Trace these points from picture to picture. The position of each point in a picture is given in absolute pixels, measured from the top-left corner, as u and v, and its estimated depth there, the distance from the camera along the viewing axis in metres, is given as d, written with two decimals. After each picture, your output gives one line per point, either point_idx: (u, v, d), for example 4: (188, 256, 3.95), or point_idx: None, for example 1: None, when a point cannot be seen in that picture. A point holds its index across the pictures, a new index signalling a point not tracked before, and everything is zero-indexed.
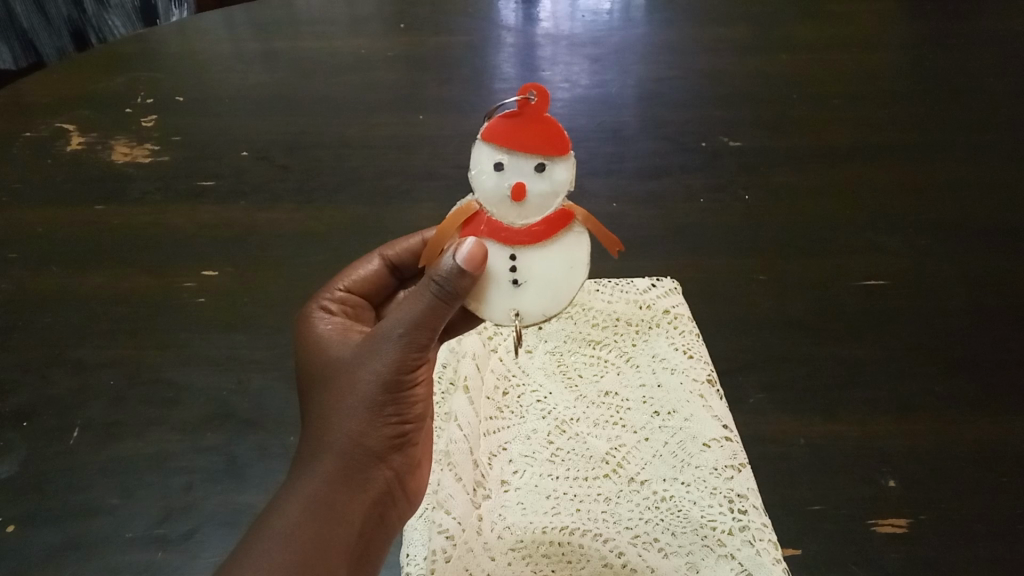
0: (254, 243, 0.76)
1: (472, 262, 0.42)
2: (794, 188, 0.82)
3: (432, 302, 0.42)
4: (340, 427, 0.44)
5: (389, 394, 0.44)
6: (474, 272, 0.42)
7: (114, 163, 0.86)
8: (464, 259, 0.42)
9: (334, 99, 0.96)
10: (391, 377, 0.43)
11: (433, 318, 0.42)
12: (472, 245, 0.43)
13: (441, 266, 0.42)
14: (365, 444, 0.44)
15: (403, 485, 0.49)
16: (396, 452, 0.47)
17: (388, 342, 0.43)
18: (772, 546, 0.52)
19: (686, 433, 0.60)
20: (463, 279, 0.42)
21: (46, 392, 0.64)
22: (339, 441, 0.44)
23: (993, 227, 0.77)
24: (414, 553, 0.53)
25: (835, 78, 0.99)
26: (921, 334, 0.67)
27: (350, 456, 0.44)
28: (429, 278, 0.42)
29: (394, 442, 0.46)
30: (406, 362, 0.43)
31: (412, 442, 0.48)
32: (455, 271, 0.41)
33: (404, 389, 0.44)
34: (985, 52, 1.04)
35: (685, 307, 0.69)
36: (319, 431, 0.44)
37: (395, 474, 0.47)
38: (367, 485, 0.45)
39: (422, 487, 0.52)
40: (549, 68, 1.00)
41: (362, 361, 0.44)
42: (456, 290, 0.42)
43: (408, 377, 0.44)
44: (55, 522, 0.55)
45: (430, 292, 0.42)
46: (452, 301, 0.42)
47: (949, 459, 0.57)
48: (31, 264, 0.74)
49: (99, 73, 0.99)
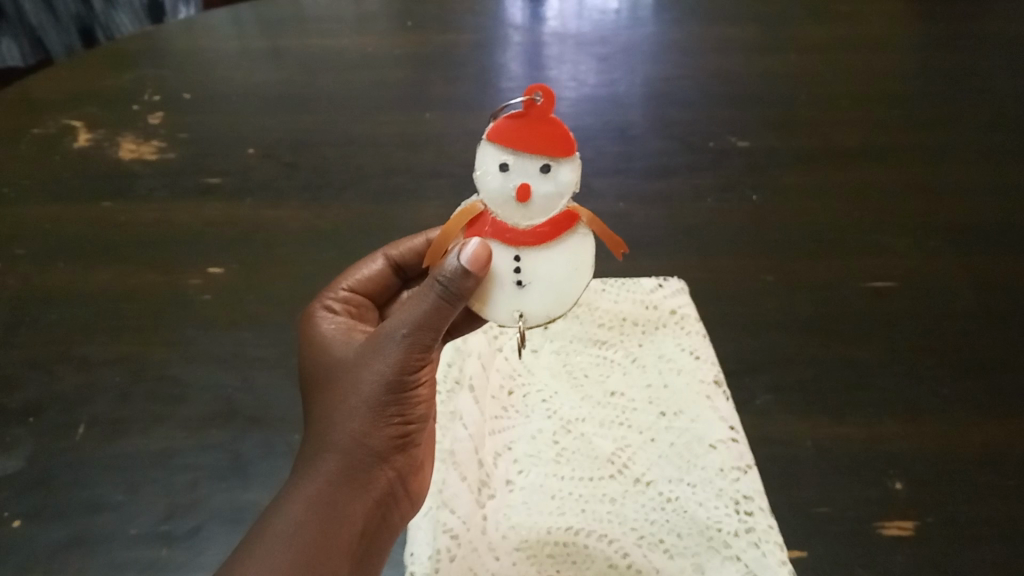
0: (259, 241, 0.76)
1: (476, 262, 0.42)
2: (802, 190, 0.82)
3: (436, 303, 0.41)
4: (343, 428, 0.43)
5: (392, 395, 0.43)
6: (479, 273, 0.42)
7: (121, 160, 0.86)
8: (468, 259, 0.42)
9: (341, 97, 0.96)
10: (393, 379, 0.43)
11: (437, 317, 0.42)
12: (476, 245, 0.43)
13: (445, 266, 0.42)
14: (367, 445, 0.44)
15: (404, 486, 0.48)
16: (399, 453, 0.46)
17: (391, 342, 0.43)
18: (778, 548, 0.52)
19: (691, 435, 0.60)
20: (467, 279, 0.41)
21: (52, 388, 0.64)
22: (342, 441, 0.43)
23: (1000, 228, 0.77)
24: (418, 552, 0.52)
25: (842, 77, 0.99)
26: (930, 337, 0.66)
27: (354, 456, 0.44)
28: (433, 279, 0.42)
29: (397, 442, 0.46)
30: (410, 363, 0.43)
31: (416, 442, 0.48)
32: (458, 272, 0.41)
33: (407, 390, 0.44)
34: (994, 52, 1.03)
35: (692, 308, 0.68)
36: (323, 431, 0.44)
37: (399, 476, 0.47)
38: (371, 484, 0.45)
39: (424, 488, 0.52)
40: (556, 67, 1.00)
41: (365, 362, 0.44)
42: (460, 292, 0.41)
43: (411, 376, 0.44)
44: (63, 518, 0.55)
45: (433, 293, 0.41)
46: (457, 302, 0.42)
47: (958, 463, 0.57)
48: (39, 260, 0.74)
49: (107, 69, 1.00)
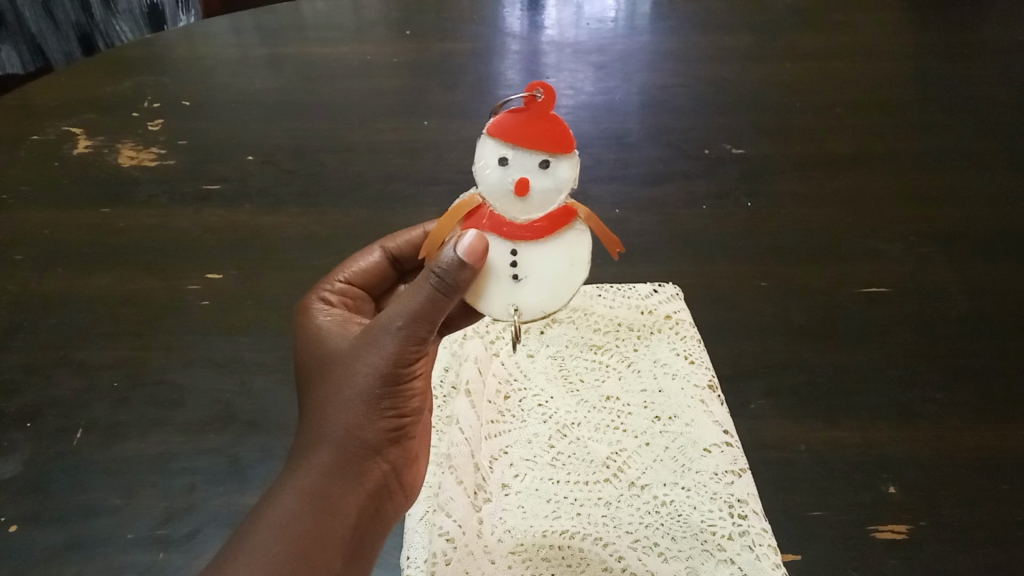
0: (258, 247, 0.77)
1: (473, 254, 0.42)
2: (796, 196, 0.82)
3: (431, 295, 0.42)
4: (340, 419, 0.44)
5: (388, 387, 0.44)
6: (475, 264, 0.42)
7: (120, 166, 0.87)
8: (464, 251, 0.42)
9: (339, 104, 0.96)
10: (389, 371, 0.43)
11: (434, 309, 0.42)
12: (473, 237, 0.43)
13: (442, 258, 0.42)
14: (361, 437, 0.44)
15: (398, 479, 0.49)
16: (394, 445, 0.47)
17: (387, 334, 0.43)
18: (772, 551, 0.52)
19: (686, 439, 0.60)
20: (463, 271, 0.42)
21: (51, 393, 0.64)
22: (336, 433, 0.44)
23: (991, 235, 0.77)
24: (414, 556, 0.53)
25: (836, 86, 1.00)
26: (923, 343, 0.67)
27: (350, 448, 0.44)
28: (429, 270, 0.42)
29: (392, 433, 0.46)
30: (407, 355, 0.43)
31: (410, 435, 0.48)
32: (455, 264, 0.42)
33: (402, 383, 0.44)
34: (986, 61, 1.04)
35: (687, 313, 0.69)
36: (319, 422, 0.44)
37: (393, 470, 0.48)
38: (364, 476, 0.45)
39: (417, 483, 0.52)
40: (553, 75, 1.01)
41: (362, 354, 0.44)
42: (457, 284, 0.42)
43: (406, 370, 0.44)
44: (59, 521, 0.55)
45: (429, 285, 0.42)
46: (453, 294, 0.42)
47: (950, 467, 0.57)
48: (38, 265, 0.75)
49: (107, 77, 1.01)
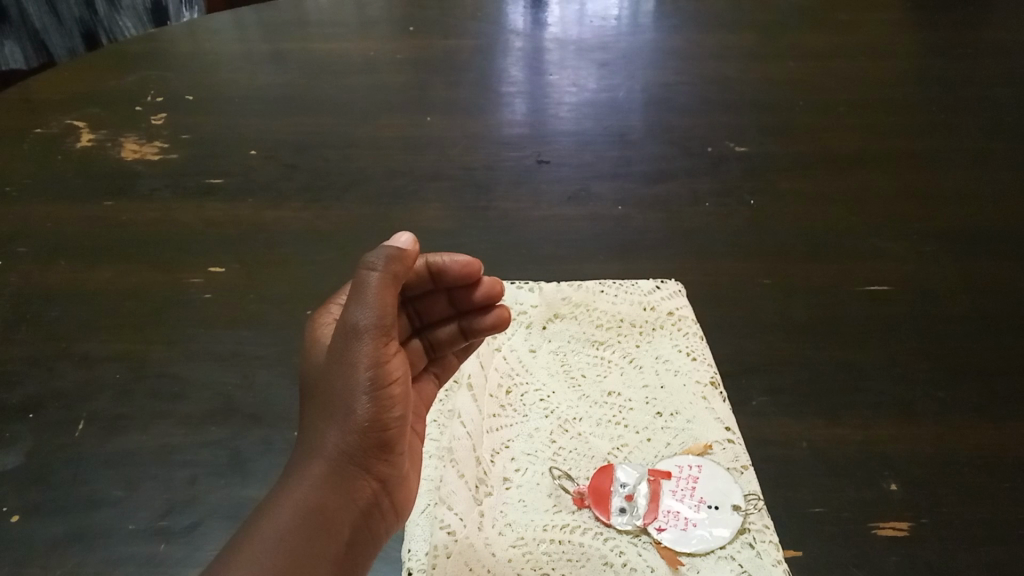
0: (260, 241, 0.77)
1: (402, 248, 0.49)
2: (798, 194, 0.82)
3: (372, 288, 0.46)
4: (325, 430, 0.48)
5: (364, 392, 0.47)
6: (404, 255, 0.48)
7: (124, 160, 0.87)
8: (394, 246, 0.49)
9: (343, 100, 0.96)
10: (363, 381, 0.47)
11: (379, 304, 0.46)
12: (407, 240, 0.50)
13: (373, 257, 0.48)
14: (344, 448, 0.48)
15: (387, 493, 0.51)
16: (380, 452, 0.49)
17: (355, 342, 0.47)
18: (773, 548, 0.53)
19: (687, 435, 0.60)
20: (393, 263, 0.48)
21: (52, 384, 0.64)
22: (324, 445, 0.48)
23: (994, 236, 0.77)
24: (416, 548, 0.54)
25: (841, 85, 0.99)
26: (926, 342, 0.66)
27: (335, 457, 0.48)
28: (366, 269, 0.47)
29: (375, 440, 0.49)
30: (373, 356, 0.47)
31: (395, 447, 0.50)
32: (384, 257, 0.47)
33: (378, 391, 0.47)
34: (991, 60, 1.04)
35: (689, 309, 0.69)
36: (310, 438, 0.48)
37: (382, 480, 0.50)
38: (350, 487, 0.49)
39: (411, 499, 0.54)
40: (557, 72, 1.01)
41: (335, 365, 0.48)
42: (387, 271, 0.47)
43: (380, 378, 0.47)
44: (61, 512, 0.56)
45: (369, 280, 0.47)
46: (389, 283, 0.47)
47: (950, 464, 0.57)
48: (41, 258, 0.75)
49: (111, 71, 1.01)
